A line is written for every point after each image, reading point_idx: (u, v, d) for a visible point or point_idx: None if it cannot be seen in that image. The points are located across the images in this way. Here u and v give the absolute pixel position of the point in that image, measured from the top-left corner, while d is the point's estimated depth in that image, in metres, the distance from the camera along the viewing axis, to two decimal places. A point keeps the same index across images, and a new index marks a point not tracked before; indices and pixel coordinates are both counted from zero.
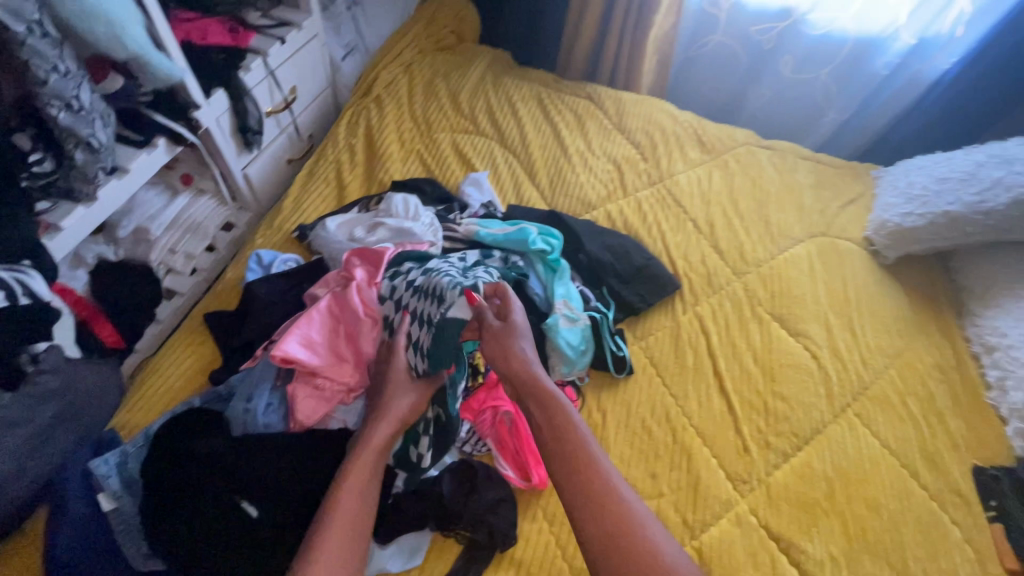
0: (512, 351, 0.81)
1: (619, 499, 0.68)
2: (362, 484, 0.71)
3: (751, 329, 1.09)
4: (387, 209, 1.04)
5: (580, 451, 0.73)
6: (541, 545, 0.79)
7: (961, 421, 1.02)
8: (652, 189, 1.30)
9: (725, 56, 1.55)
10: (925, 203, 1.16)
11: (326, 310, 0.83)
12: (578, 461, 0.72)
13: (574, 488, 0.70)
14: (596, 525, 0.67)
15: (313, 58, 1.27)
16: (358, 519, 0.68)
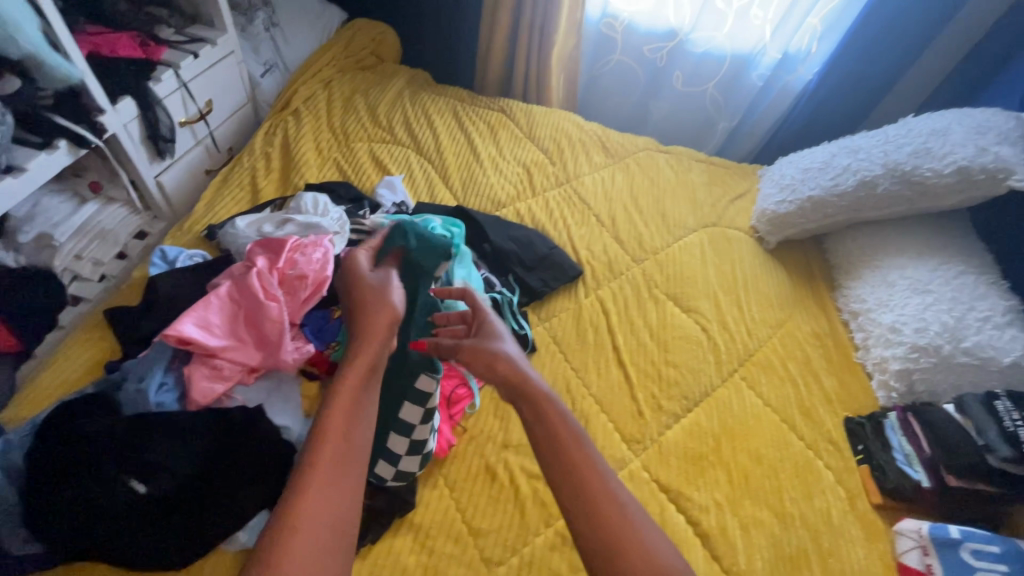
0: (497, 359, 0.74)
1: (603, 481, 0.63)
2: (337, 442, 0.65)
3: (648, 307, 1.18)
4: (297, 206, 1.08)
5: (564, 444, 0.66)
6: (440, 507, 0.84)
7: (834, 380, 1.12)
8: (559, 189, 1.40)
9: (626, 74, 1.70)
10: (795, 190, 1.29)
11: (224, 296, 0.86)
12: (559, 444, 0.66)
13: (563, 480, 0.64)
14: (582, 516, 0.61)
15: (229, 73, 1.32)
16: (335, 479, 0.62)
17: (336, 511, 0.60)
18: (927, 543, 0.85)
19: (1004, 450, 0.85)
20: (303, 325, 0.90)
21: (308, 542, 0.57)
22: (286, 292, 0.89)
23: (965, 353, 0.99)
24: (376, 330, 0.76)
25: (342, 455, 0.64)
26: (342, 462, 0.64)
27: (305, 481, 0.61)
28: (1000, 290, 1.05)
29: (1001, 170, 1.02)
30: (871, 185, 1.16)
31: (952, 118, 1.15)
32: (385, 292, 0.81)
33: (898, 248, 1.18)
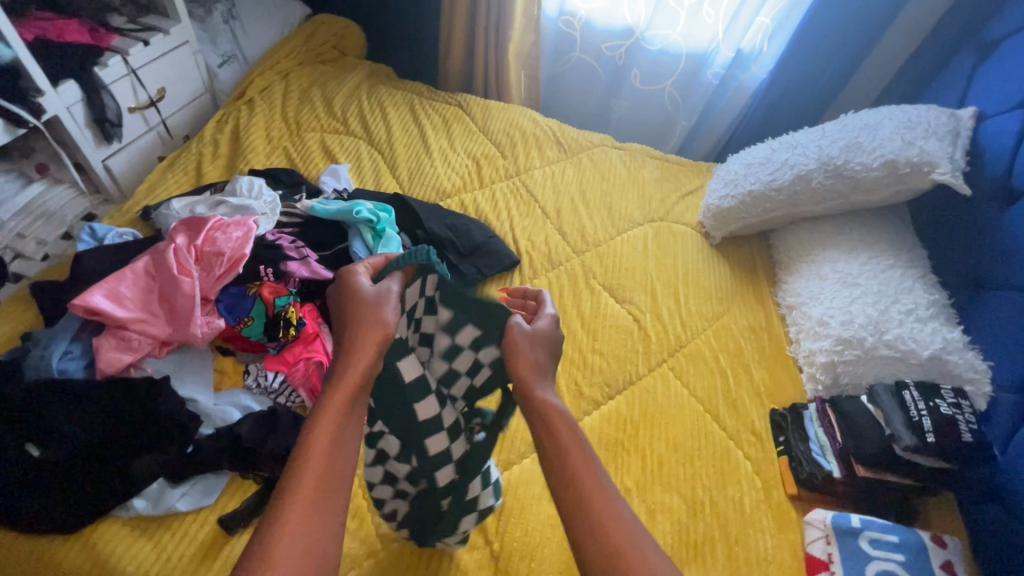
0: (521, 355, 0.68)
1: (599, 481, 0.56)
2: (313, 489, 0.52)
3: (582, 297, 1.18)
4: (232, 188, 1.09)
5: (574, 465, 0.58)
6: None
7: (765, 372, 1.10)
8: (507, 182, 1.39)
9: (586, 72, 1.72)
10: (737, 184, 1.29)
11: (140, 269, 0.88)
12: (567, 462, 0.58)
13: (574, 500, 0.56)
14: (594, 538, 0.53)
15: (184, 63, 1.35)
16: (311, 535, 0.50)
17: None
18: (830, 532, 0.86)
19: (908, 439, 0.86)
20: (217, 302, 0.91)
21: None
22: (202, 269, 0.91)
23: (888, 345, 0.97)
24: (369, 342, 0.61)
25: (327, 489, 0.53)
26: (317, 512, 0.51)
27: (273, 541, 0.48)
28: (926, 284, 1.05)
29: (925, 163, 1.05)
30: (806, 179, 1.17)
31: (885, 114, 1.18)
32: (382, 306, 0.64)
33: (835, 242, 1.17)
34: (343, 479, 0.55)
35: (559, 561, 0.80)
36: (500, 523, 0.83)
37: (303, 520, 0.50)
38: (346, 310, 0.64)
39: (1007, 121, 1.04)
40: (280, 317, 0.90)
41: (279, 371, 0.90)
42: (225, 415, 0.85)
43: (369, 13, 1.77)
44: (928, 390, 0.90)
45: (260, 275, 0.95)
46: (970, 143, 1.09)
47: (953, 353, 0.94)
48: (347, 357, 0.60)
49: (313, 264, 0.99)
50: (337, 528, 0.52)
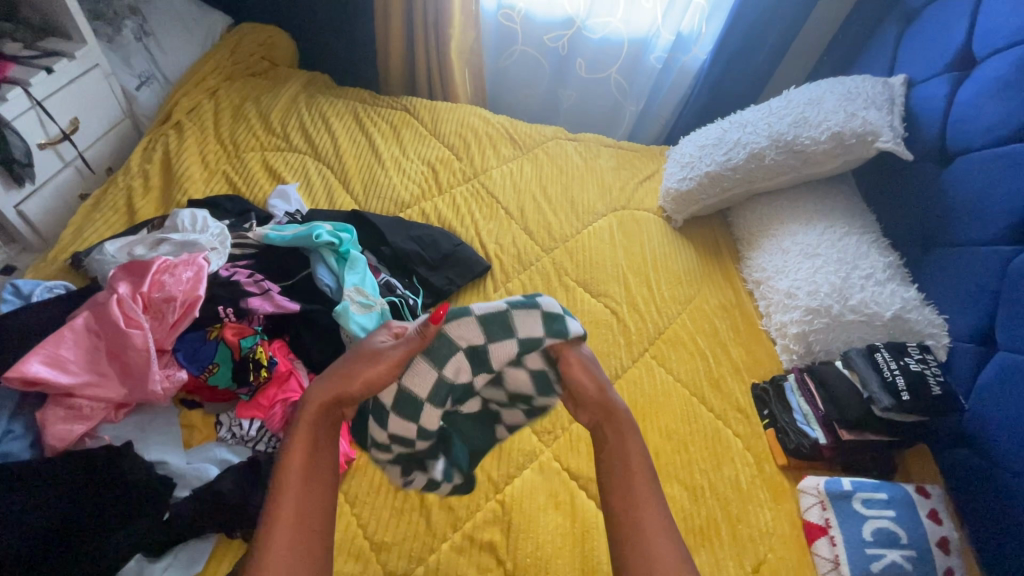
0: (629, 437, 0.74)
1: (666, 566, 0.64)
2: (296, 476, 0.64)
3: (558, 295, 1.17)
4: (173, 224, 1.00)
5: (631, 477, 0.71)
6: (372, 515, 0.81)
7: (741, 348, 1.13)
8: (466, 185, 1.35)
9: (530, 65, 1.69)
10: (694, 166, 1.30)
11: (82, 328, 0.79)
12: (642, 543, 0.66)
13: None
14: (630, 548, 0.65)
15: (96, 89, 1.23)
16: (310, 491, 0.64)
17: (309, 521, 0.63)
18: (824, 498, 0.89)
19: (885, 400, 0.91)
20: (175, 352, 0.84)
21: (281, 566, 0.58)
22: (153, 318, 0.83)
23: (853, 310, 1.01)
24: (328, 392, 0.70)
25: (306, 484, 0.64)
26: (306, 491, 0.64)
27: (282, 481, 0.64)
28: (880, 248, 1.10)
29: (868, 133, 1.10)
30: (760, 156, 1.20)
31: (825, 87, 1.22)
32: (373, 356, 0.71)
33: (792, 216, 1.21)
34: (320, 473, 0.66)
35: (574, 570, 0.79)
36: (510, 540, 0.81)
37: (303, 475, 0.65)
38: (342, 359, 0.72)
39: (936, 88, 1.11)
40: (248, 359, 0.84)
41: (254, 418, 0.84)
42: (202, 472, 0.77)
43: (295, 18, 1.67)
44: (897, 349, 0.95)
45: (219, 316, 0.89)
46: (905, 110, 1.15)
47: (913, 311, 1.00)
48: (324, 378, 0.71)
49: (275, 296, 0.93)
50: (322, 505, 0.64)
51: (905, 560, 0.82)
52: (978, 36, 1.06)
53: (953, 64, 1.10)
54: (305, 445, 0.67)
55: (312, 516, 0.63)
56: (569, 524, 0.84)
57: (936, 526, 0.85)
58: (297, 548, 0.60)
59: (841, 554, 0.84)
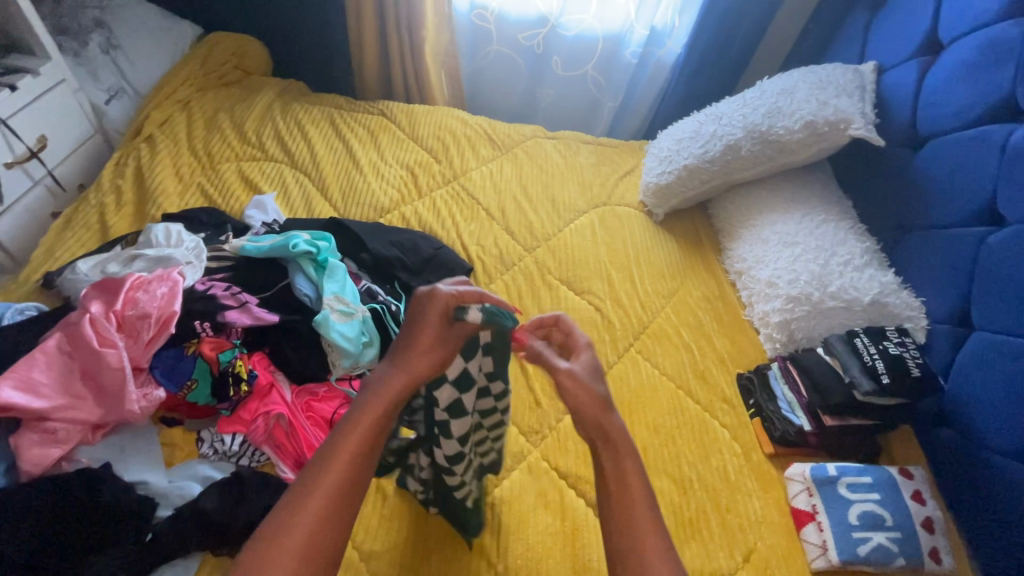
0: None
1: None
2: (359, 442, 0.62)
3: (542, 294, 1.17)
4: (147, 240, 0.98)
5: None
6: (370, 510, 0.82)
7: (725, 339, 1.14)
8: (445, 187, 1.35)
9: (507, 64, 1.69)
10: (671, 160, 1.31)
11: (54, 350, 0.78)
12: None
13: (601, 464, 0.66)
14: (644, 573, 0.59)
15: (64, 105, 1.21)
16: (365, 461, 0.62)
17: (341, 516, 0.59)
18: (811, 484, 0.90)
19: (866, 384, 0.92)
20: (152, 369, 0.82)
21: (310, 533, 0.56)
22: (128, 336, 0.81)
23: (833, 296, 1.02)
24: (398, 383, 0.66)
25: (359, 466, 0.61)
26: (362, 461, 0.62)
27: (343, 443, 0.62)
28: (857, 234, 1.11)
29: (841, 121, 1.11)
30: (736, 148, 1.21)
31: (798, 77, 1.23)
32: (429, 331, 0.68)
33: (770, 205, 1.22)
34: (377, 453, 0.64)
35: (566, 568, 0.79)
36: (501, 542, 0.81)
37: (342, 475, 0.60)
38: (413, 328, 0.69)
39: (905, 73, 1.13)
40: (228, 374, 0.83)
41: (236, 432, 0.82)
42: (185, 492, 0.76)
43: (267, 25, 1.66)
44: (876, 334, 0.96)
45: (195, 331, 0.87)
46: (876, 96, 1.17)
47: (890, 295, 1.01)
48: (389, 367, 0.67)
49: (253, 308, 0.92)
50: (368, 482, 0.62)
51: (891, 542, 0.83)
52: (943, 21, 1.08)
53: (921, 49, 1.11)
54: (362, 431, 0.63)
55: (337, 523, 0.58)
56: (559, 524, 0.84)
57: (920, 507, 0.86)
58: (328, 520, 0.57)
59: (828, 539, 0.84)
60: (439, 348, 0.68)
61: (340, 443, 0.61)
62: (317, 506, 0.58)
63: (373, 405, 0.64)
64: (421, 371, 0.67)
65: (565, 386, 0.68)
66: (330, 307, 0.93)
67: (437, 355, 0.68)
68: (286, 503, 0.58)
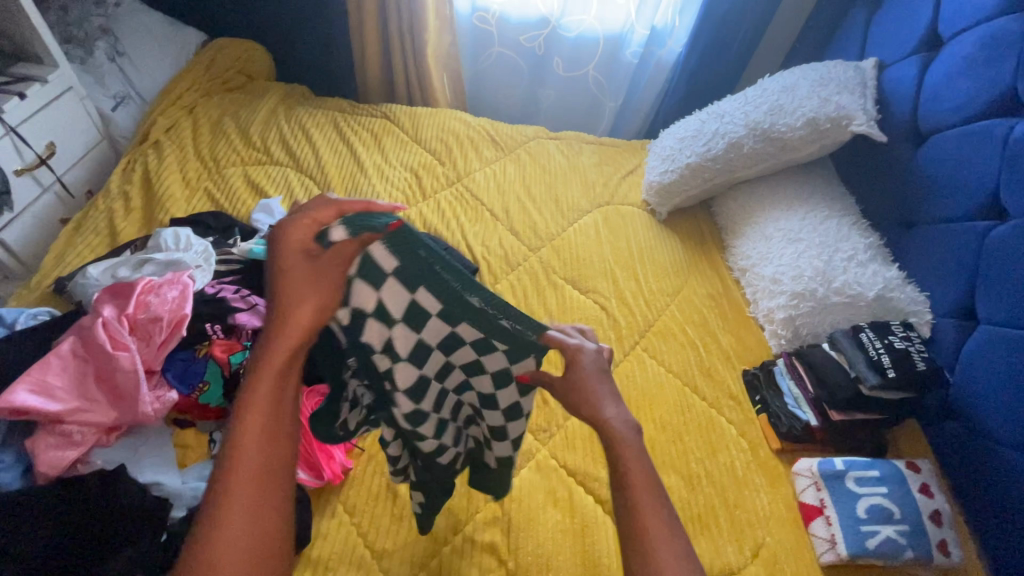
0: None
1: None
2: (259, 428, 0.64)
3: (547, 293, 1.18)
4: (156, 244, 0.99)
5: None
6: (381, 509, 0.83)
7: (731, 336, 1.14)
8: (450, 189, 1.36)
9: (508, 66, 1.70)
10: (673, 159, 1.31)
11: (69, 354, 0.79)
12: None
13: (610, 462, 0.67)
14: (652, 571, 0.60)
15: (71, 112, 1.22)
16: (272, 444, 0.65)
17: (266, 500, 0.62)
18: (819, 479, 0.90)
19: (872, 378, 0.92)
20: (164, 372, 0.83)
21: (244, 528, 0.60)
22: (140, 339, 0.82)
23: (837, 292, 1.03)
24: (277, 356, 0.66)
25: (267, 450, 0.64)
26: (267, 443, 0.64)
27: (243, 436, 0.63)
28: (860, 229, 1.12)
29: (842, 117, 1.12)
30: (738, 145, 1.21)
31: (799, 74, 1.24)
32: (294, 288, 0.63)
33: (773, 202, 1.22)
34: (282, 431, 0.66)
35: (576, 564, 0.80)
36: (511, 539, 0.82)
37: (256, 465, 0.63)
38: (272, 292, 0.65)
39: (906, 69, 1.13)
40: (239, 375, 0.84)
41: None
42: (199, 493, 0.77)
43: (270, 31, 1.67)
44: (880, 329, 0.97)
45: (207, 334, 0.88)
46: (877, 93, 1.17)
47: (895, 290, 1.01)
48: (266, 342, 0.66)
49: (262, 311, 0.93)
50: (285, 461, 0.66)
51: (899, 535, 0.84)
52: (943, 17, 1.08)
53: (921, 45, 1.12)
54: (255, 418, 0.64)
55: (270, 496, 0.63)
56: (568, 520, 0.84)
57: (928, 500, 0.87)
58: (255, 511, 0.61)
59: (836, 533, 0.85)
60: (319, 290, 0.63)
61: (240, 437, 0.63)
62: (239, 509, 0.60)
63: (262, 386, 0.65)
64: (300, 322, 0.64)
65: (568, 402, 0.69)
66: None
67: (316, 304, 0.63)
68: (210, 495, 0.61)
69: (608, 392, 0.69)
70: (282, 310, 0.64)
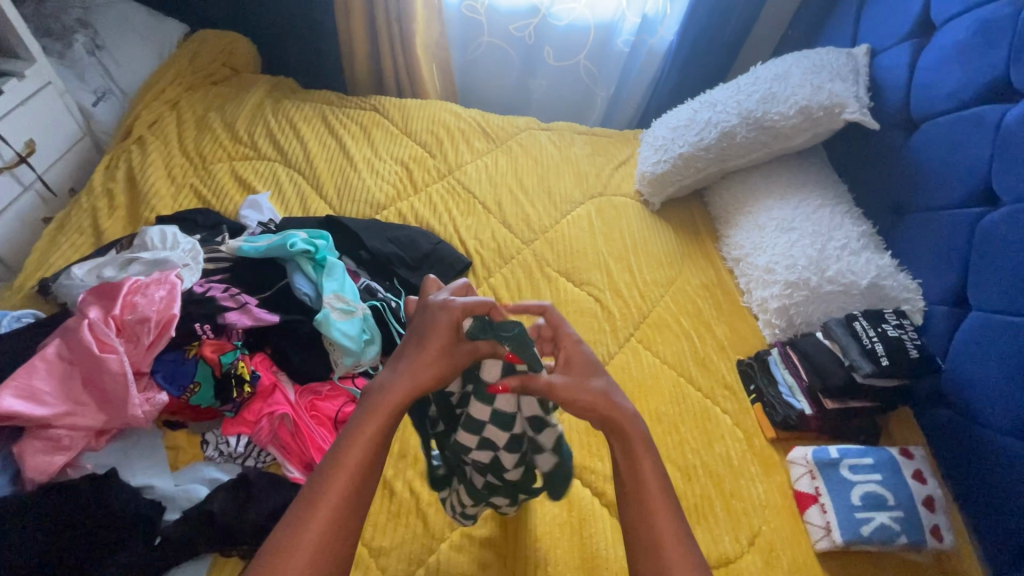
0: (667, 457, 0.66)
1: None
2: (355, 463, 0.59)
3: (541, 287, 1.17)
4: (142, 243, 0.97)
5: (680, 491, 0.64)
6: (378, 507, 0.83)
7: (725, 326, 1.14)
8: (441, 182, 1.34)
9: (499, 56, 1.68)
10: (666, 149, 1.30)
11: (55, 357, 0.77)
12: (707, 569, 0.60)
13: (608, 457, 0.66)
14: (649, 566, 0.60)
15: (51, 108, 1.19)
16: (363, 482, 0.59)
17: (338, 543, 0.56)
18: (813, 467, 0.91)
19: (866, 366, 0.92)
20: (153, 374, 0.81)
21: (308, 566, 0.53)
22: (128, 341, 0.81)
23: (830, 280, 1.03)
24: (397, 396, 0.62)
25: (354, 493, 0.58)
26: (358, 481, 0.59)
27: (336, 468, 0.58)
28: (853, 218, 1.12)
29: (835, 105, 1.11)
30: (731, 135, 1.21)
31: (791, 62, 1.23)
32: (430, 342, 0.65)
33: (766, 191, 1.22)
34: (374, 474, 0.61)
35: (574, 558, 0.80)
36: (509, 534, 0.82)
37: (338, 502, 0.57)
38: (412, 340, 0.66)
39: (898, 55, 1.13)
40: (230, 375, 0.82)
41: (242, 434, 0.82)
42: (191, 495, 0.76)
43: (254, 22, 1.63)
44: (874, 317, 0.97)
45: (195, 334, 0.86)
46: (870, 79, 1.17)
47: (888, 278, 1.02)
48: (388, 378, 0.63)
49: (253, 309, 0.91)
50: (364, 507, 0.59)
51: (893, 521, 0.84)
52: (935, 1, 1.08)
53: (913, 31, 1.11)
54: (354, 452, 0.59)
55: (346, 530, 0.56)
56: (566, 513, 0.85)
57: (921, 485, 0.88)
58: (324, 553, 0.55)
59: (831, 520, 0.85)
60: (450, 348, 0.66)
61: (332, 469, 0.58)
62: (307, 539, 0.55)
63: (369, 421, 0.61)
64: (425, 378, 0.64)
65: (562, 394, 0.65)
66: (331, 305, 0.93)
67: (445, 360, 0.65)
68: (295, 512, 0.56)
69: (607, 383, 0.67)
70: (407, 359, 0.65)
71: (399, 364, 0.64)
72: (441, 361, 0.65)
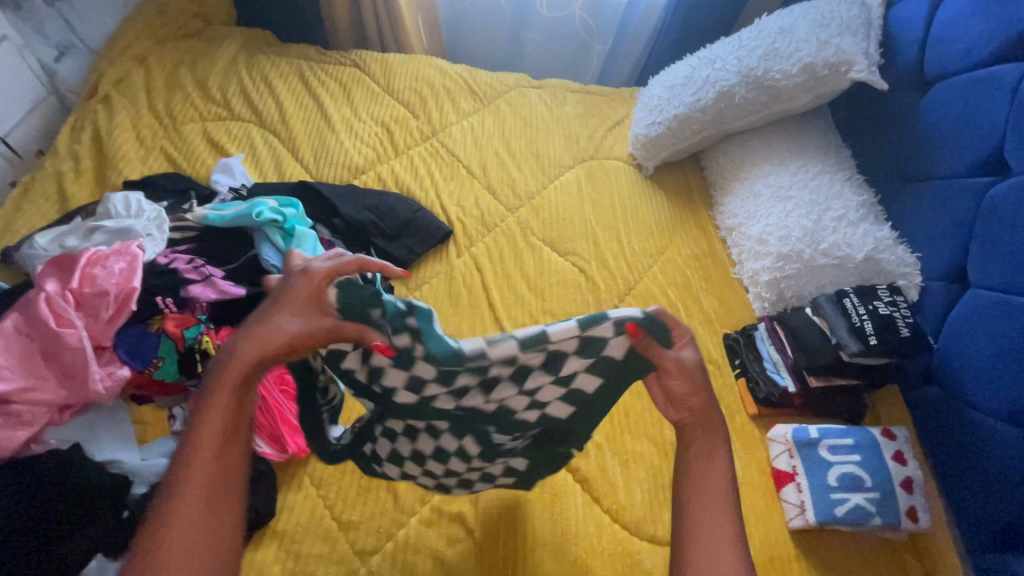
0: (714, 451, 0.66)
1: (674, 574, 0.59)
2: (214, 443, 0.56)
3: (524, 256, 1.13)
4: (106, 210, 0.94)
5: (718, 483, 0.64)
6: (347, 482, 0.82)
7: (714, 298, 1.10)
8: (424, 145, 1.28)
9: (489, 6, 1.57)
10: (661, 110, 1.23)
11: (12, 331, 0.75)
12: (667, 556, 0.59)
13: None
14: None
15: (8, 67, 1.11)
16: (227, 460, 0.56)
17: (211, 529, 0.53)
18: (792, 446, 0.89)
19: (853, 345, 0.90)
20: (116, 348, 0.80)
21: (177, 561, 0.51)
22: (87, 315, 0.79)
23: (824, 253, 0.98)
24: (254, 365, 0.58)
25: (221, 472, 0.55)
26: (223, 460, 0.56)
27: (196, 451, 0.55)
28: (854, 185, 1.05)
29: (842, 63, 1.03)
30: (729, 95, 1.13)
31: (799, 13, 1.13)
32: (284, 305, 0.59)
33: (764, 155, 1.15)
34: (241, 451, 0.57)
35: (542, 534, 0.80)
36: (479, 509, 0.81)
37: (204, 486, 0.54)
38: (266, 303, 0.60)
39: (916, 6, 1.03)
40: (194, 351, 0.80)
41: None
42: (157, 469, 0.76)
43: None
44: (865, 293, 0.93)
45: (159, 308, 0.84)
46: (883, 34, 1.08)
47: (885, 251, 0.97)
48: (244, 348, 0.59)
49: (218, 282, 0.88)
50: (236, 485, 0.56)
51: (869, 502, 0.83)
52: None
53: None
54: (215, 431, 0.56)
55: (218, 514, 0.54)
56: (538, 489, 0.84)
57: (901, 467, 0.86)
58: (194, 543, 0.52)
59: (807, 500, 0.84)
60: (309, 310, 0.59)
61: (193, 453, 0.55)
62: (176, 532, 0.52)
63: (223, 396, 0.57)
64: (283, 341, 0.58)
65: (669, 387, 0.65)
66: None
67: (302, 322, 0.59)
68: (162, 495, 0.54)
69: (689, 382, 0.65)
70: (259, 326, 0.59)
71: (252, 331, 0.60)
72: (298, 321, 0.59)
